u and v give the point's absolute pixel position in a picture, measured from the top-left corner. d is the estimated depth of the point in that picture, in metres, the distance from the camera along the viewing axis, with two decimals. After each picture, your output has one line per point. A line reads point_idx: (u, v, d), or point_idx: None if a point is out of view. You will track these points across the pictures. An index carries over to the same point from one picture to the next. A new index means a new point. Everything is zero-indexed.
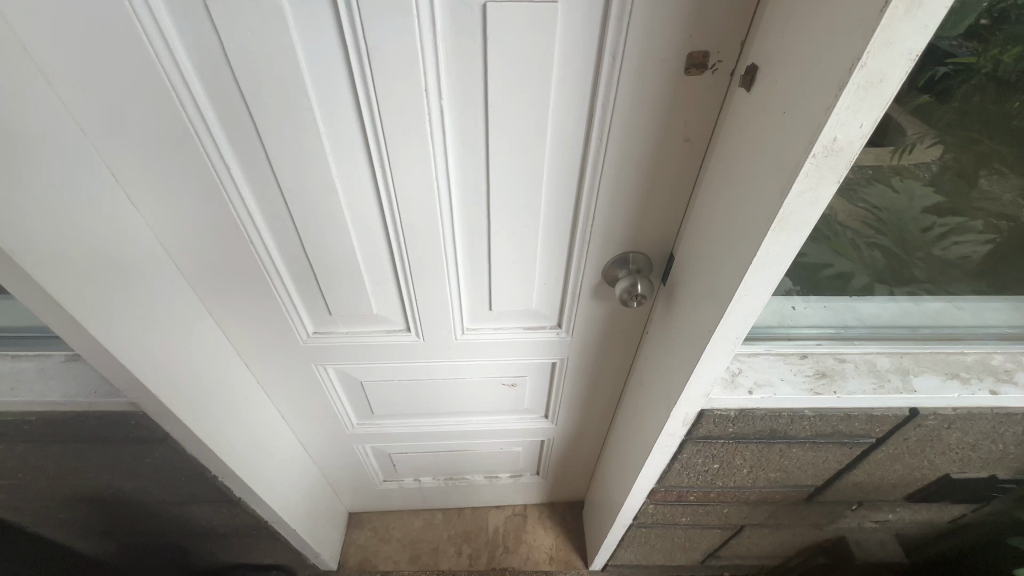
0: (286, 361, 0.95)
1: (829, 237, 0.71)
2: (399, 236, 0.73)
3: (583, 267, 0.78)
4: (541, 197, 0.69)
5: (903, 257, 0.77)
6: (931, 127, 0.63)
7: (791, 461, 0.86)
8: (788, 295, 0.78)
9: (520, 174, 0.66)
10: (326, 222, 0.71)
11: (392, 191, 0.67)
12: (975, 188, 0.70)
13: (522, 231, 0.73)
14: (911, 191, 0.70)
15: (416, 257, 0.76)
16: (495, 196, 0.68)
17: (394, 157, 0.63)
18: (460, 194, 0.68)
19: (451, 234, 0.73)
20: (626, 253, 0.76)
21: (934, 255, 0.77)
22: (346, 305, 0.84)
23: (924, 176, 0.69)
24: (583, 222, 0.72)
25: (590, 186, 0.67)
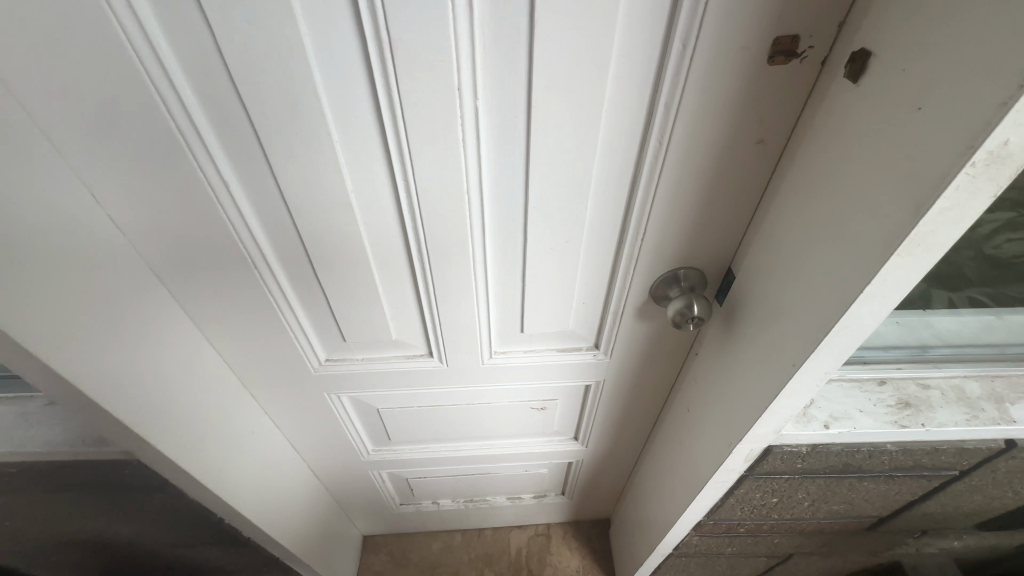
0: (295, 390, 0.87)
1: None
2: (424, 257, 0.65)
3: (628, 285, 0.70)
4: (585, 209, 0.60)
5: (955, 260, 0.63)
6: None
7: (860, 494, 0.77)
8: None
9: (565, 184, 0.57)
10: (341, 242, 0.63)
11: (417, 206, 0.58)
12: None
13: (562, 248, 0.65)
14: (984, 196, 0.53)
15: (441, 278, 0.68)
16: (534, 210, 0.60)
17: (420, 170, 0.54)
18: (493, 208, 0.60)
19: (481, 253, 0.65)
20: (678, 269, 0.68)
21: (984, 254, 0.65)
22: (362, 330, 0.76)
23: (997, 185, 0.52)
24: (632, 237, 0.63)
25: (643, 196, 0.59)
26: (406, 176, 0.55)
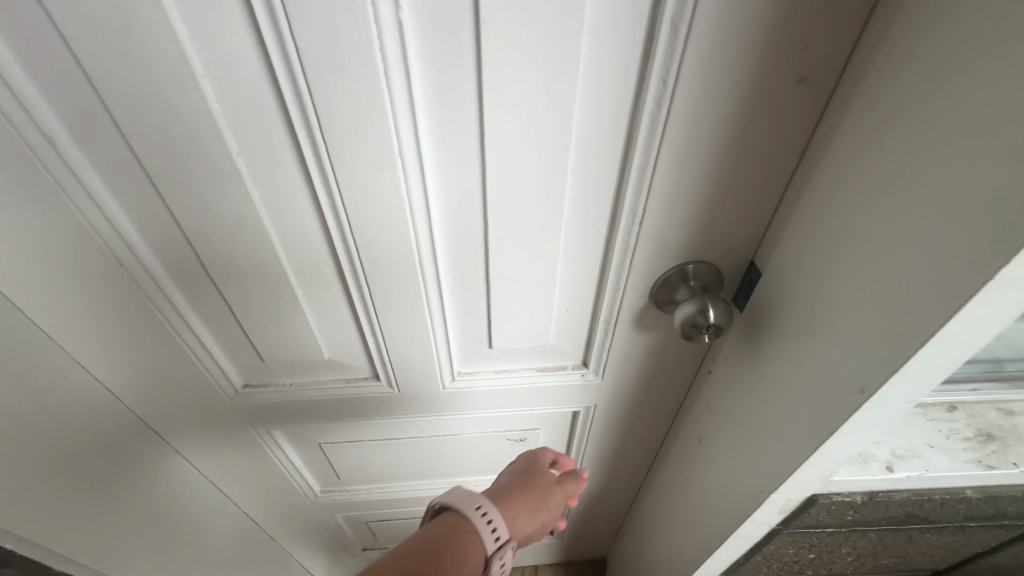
0: (212, 423, 0.70)
1: None
2: (353, 250, 0.49)
3: (624, 286, 0.54)
4: (565, 181, 0.45)
5: None
6: None
7: (918, 547, 0.61)
8: None
9: (536, 142, 0.42)
10: (239, 225, 0.47)
11: (337, 177, 0.43)
12: None
13: (537, 237, 0.49)
14: None
15: (380, 279, 0.52)
16: (497, 183, 0.45)
17: (336, 122, 0.39)
18: (442, 180, 0.44)
19: (431, 246, 0.49)
20: (686, 264, 0.53)
21: None
22: (285, 347, 0.60)
23: None
24: (628, 220, 0.48)
25: (643, 162, 0.44)
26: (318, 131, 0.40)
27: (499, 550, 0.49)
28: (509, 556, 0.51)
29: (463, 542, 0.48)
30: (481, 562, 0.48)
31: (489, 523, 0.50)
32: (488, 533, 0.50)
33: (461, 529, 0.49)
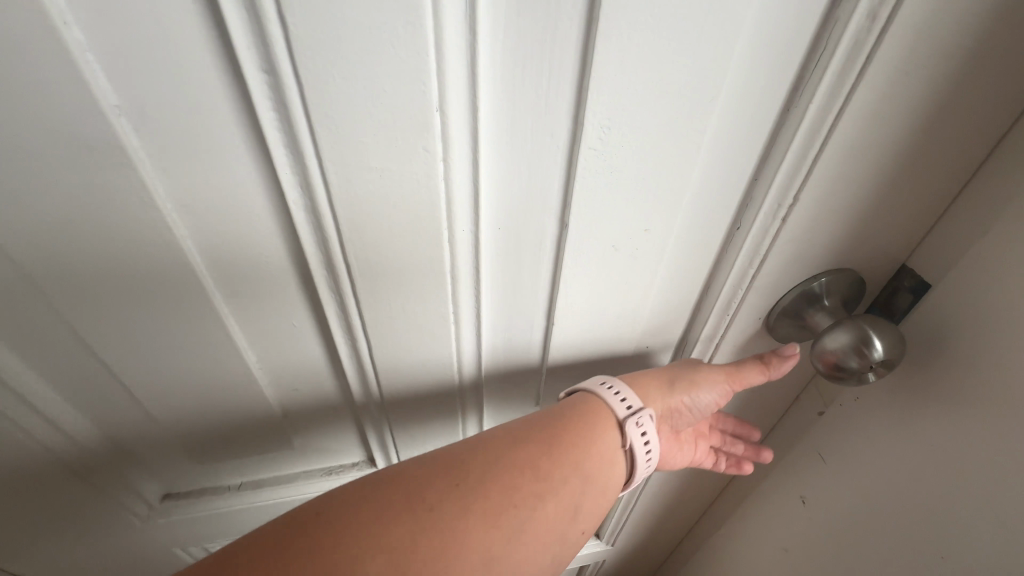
0: (102, 536, 0.47)
1: None
2: (347, 280, 0.30)
3: (735, 314, 0.38)
4: (694, 162, 0.28)
5: None
6: None
7: None
8: None
9: (670, 95, 0.24)
10: (132, 252, 0.27)
11: (316, 160, 0.23)
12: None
13: (631, 252, 0.32)
14: None
15: (387, 321, 0.33)
16: (596, 169, 0.26)
17: (312, 50, 0.20)
18: (499, 162, 0.26)
19: (472, 269, 0.31)
20: (818, 278, 0.37)
21: None
22: (229, 433, 0.40)
23: None
24: (767, 219, 0.32)
25: (816, 123, 0.27)
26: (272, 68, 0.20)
27: (629, 421, 0.36)
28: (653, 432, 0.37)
29: (588, 420, 0.36)
30: (611, 437, 0.36)
31: (618, 392, 0.37)
32: (615, 402, 0.37)
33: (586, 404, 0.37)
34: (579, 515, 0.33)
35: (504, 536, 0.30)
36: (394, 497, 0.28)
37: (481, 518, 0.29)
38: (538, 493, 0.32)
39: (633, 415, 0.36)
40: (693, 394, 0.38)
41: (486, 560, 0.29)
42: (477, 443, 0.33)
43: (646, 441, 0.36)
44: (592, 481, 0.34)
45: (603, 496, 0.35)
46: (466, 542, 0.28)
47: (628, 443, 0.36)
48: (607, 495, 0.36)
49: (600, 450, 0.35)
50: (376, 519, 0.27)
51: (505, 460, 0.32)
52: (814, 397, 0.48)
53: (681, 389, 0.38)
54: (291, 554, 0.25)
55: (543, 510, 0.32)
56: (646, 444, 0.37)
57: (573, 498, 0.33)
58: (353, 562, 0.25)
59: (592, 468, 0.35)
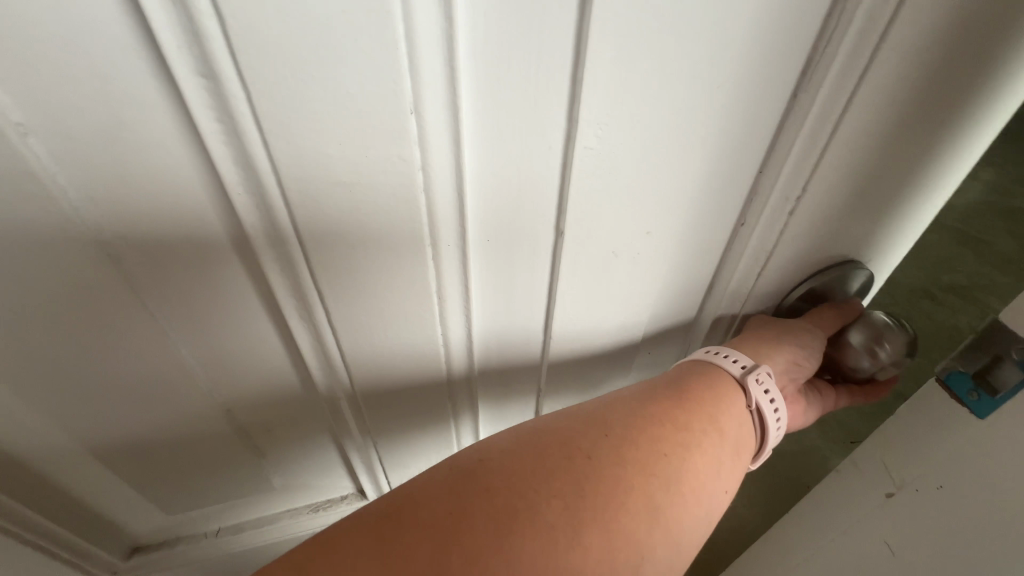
0: None
1: None
2: (319, 318, 0.26)
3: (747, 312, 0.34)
4: (701, 161, 0.25)
5: None
6: None
7: None
8: None
9: (667, 85, 0.21)
10: (56, 320, 0.22)
11: (269, 182, 0.20)
12: None
13: (634, 258, 0.28)
14: None
15: (365, 361, 0.29)
16: (593, 171, 0.23)
17: (244, 49, 0.16)
18: (483, 172, 0.22)
19: (461, 294, 0.27)
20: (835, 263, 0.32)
21: None
22: (206, 493, 0.35)
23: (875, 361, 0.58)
24: (774, 221, 0.28)
25: (826, 110, 0.24)
26: (198, 74, 0.17)
27: (750, 378, 0.29)
28: (780, 398, 0.30)
29: (709, 385, 0.29)
30: (735, 403, 0.29)
31: (727, 354, 0.30)
32: (733, 368, 0.30)
33: (698, 369, 0.30)
34: (725, 473, 0.27)
35: (653, 499, 0.24)
36: (544, 454, 0.24)
37: (628, 476, 0.24)
38: (678, 452, 0.26)
39: (753, 370, 0.29)
40: (803, 348, 0.32)
41: (642, 520, 0.23)
42: (603, 414, 0.27)
43: (774, 397, 0.29)
44: (734, 441, 0.28)
45: (740, 461, 0.28)
46: (623, 500, 0.23)
47: (754, 403, 0.29)
48: (743, 461, 0.28)
49: (736, 408, 0.29)
50: (537, 473, 0.23)
51: (639, 413, 0.27)
52: (875, 476, 0.31)
53: (791, 342, 0.31)
54: (464, 510, 0.22)
55: (688, 467, 0.26)
56: (773, 404, 0.30)
57: (716, 457, 0.27)
58: (525, 513, 0.22)
59: (726, 423, 0.28)
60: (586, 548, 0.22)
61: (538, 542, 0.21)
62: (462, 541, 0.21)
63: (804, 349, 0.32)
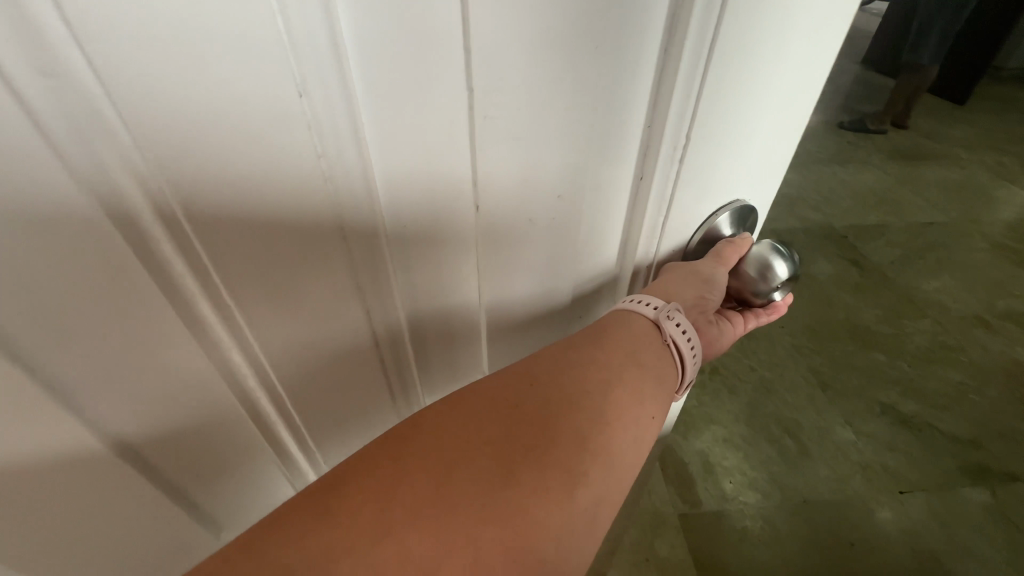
0: None
1: (843, 509, 0.59)
2: (232, 346, 0.22)
3: (657, 266, 0.31)
4: (619, 123, 0.23)
5: (845, 475, 0.62)
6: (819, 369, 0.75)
7: None
8: (875, 475, 0.62)
9: (554, 36, 0.19)
10: None
11: (142, 198, 0.17)
12: (833, 416, 0.68)
13: (560, 229, 0.26)
14: (892, 503, 0.60)
15: (288, 381, 0.25)
16: (499, 137, 0.21)
17: (49, 22, 0.13)
18: (380, 150, 0.20)
19: (375, 286, 0.24)
20: (721, 207, 0.29)
21: (851, 454, 0.64)
22: None
23: (901, 506, 0.60)
24: (665, 179, 0.25)
25: (739, 58, 0.22)
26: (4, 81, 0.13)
27: (663, 317, 0.28)
28: (689, 326, 0.29)
29: (624, 330, 0.28)
30: (652, 344, 0.28)
31: (640, 298, 0.29)
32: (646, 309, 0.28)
33: (614, 318, 0.28)
34: (648, 399, 0.26)
35: (583, 430, 0.24)
36: (463, 404, 0.24)
37: (553, 413, 0.24)
38: (603, 384, 0.25)
39: (665, 312, 0.28)
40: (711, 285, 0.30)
41: (577, 451, 0.23)
42: (533, 366, 0.25)
43: (685, 327, 0.28)
44: (654, 370, 0.27)
45: (663, 396, 0.27)
46: (544, 444, 0.23)
47: (668, 338, 0.28)
48: (666, 390, 0.28)
49: (653, 344, 0.28)
50: (459, 429, 0.23)
51: (560, 355, 0.26)
52: None
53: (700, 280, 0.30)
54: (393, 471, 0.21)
55: (617, 396, 0.25)
56: (687, 336, 0.29)
57: (641, 389, 0.26)
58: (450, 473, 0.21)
59: (642, 354, 0.27)
60: (521, 488, 0.21)
61: (475, 504, 0.21)
62: (412, 520, 0.20)
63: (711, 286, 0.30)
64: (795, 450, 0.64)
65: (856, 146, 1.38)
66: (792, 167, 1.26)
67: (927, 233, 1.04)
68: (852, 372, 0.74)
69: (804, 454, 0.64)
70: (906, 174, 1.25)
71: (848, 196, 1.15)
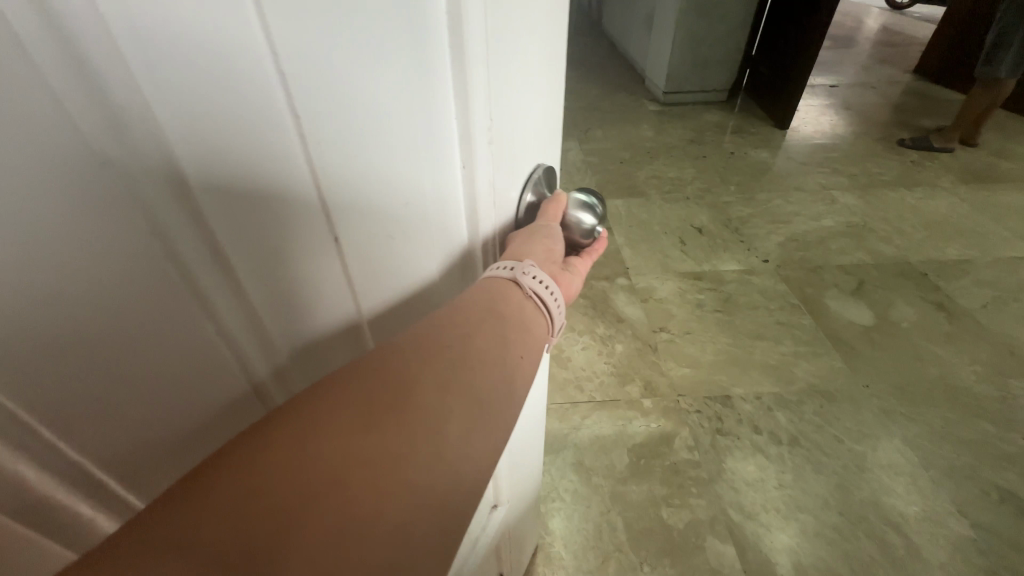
0: None
1: None
2: (1, 405, 0.16)
3: (502, 241, 0.24)
4: (446, 89, 0.17)
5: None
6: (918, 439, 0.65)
7: None
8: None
9: None
10: None
11: None
12: (943, 506, 0.58)
13: (408, 251, 0.20)
14: None
15: (102, 440, 0.18)
16: (336, 135, 0.15)
17: None
18: (188, 135, 0.13)
19: (236, 304, 0.17)
20: (536, 170, 0.24)
21: (970, 556, 0.54)
22: None
23: None
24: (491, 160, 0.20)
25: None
26: None
27: (519, 275, 0.22)
28: (544, 281, 0.23)
29: (474, 293, 0.22)
30: (515, 301, 0.22)
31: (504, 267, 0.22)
32: (498, 274, 0.22)
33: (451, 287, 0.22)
34: (515, 332, 0.22)
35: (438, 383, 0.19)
36: (287, 409, 0.17)
37: (393, 376, 0.19)
38: (457, 336, 0.20)
39: (526, 274, 0.22)
40: (546, 243, 0.23)
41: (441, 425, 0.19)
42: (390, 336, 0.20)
43: (547, 279, 0.22)
44: (521, 308, 0.22)
45: (531, 335, 0.22)
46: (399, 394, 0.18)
47: (530, 293, 0.22)
48: (538, 334, 0.23)
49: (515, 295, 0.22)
50: (274, 421, 0.17)
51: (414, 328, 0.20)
52: None
53: (535, 241, 0.23)
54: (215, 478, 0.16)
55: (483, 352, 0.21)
56: (548, 289, 0.23)
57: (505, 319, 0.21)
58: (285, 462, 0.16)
59: (507, 310, 0.22)
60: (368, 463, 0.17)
61: (321, 476, 0.16)
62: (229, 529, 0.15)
63: (549, 242, 0.24)
64: (902, 550, 0.55)
65: (925, 167, 1.26)
66: (856, 192, 1.16)
67: (1022, 271, 0.93)
68: (956, 445, 0.64)
69: (915, 554, 0.54)
70: (983, 199, 1.13)
71: (921, 225, 1.04)
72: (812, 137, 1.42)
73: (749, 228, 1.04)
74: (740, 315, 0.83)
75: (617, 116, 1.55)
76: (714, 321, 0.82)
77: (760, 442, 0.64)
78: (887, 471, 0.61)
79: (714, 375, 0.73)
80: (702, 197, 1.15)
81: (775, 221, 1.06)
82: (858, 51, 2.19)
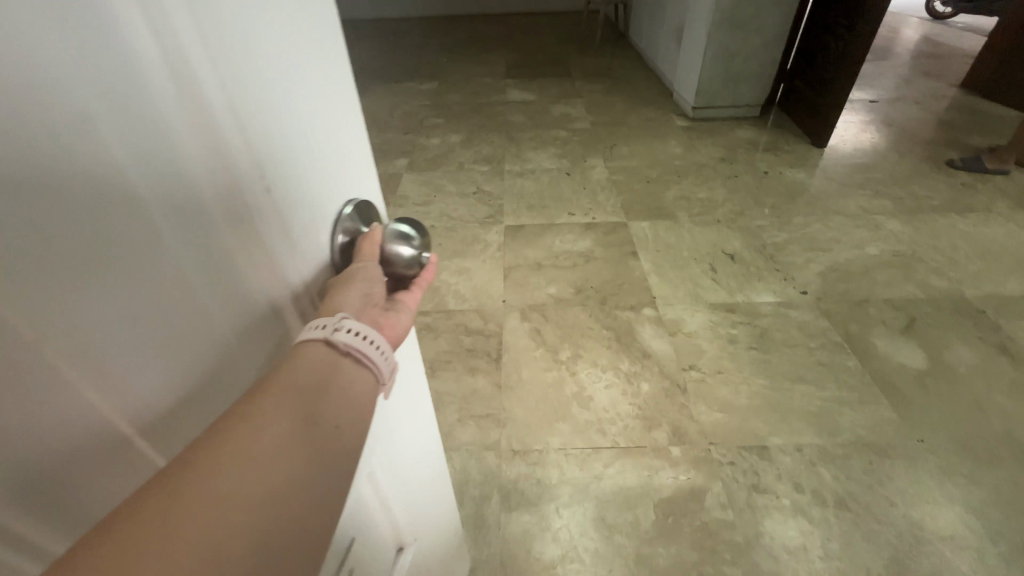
0: None
1: None
2: None
3: (316, 293, 0.21)
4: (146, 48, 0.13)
5: None
6: (985, 506, 0.58)
7: None
8: None
9: None
10: None
11: None
12: None
13: (181, 299, 0.15)
14: None
15: None
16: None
17: None
18: None
19: None
20: (343, 209, 0.22)
21: None
22: None
23: None
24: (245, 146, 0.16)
25: None
26: None
27: (332, 337, 0.18)
28: (357, 338, 0.19)
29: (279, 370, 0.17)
30: (326, 368, 0.18)
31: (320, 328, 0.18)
32: (306, 341, 0.18)
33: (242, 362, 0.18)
34: (338, 402, 0.18)
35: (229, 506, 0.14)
36: None
37: (167, 521, 0.13)
38: (257, 427, 0.16)
39: (330, 325, 0.18)
40: (356, 289, 0.20)
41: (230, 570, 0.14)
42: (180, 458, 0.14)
43: (364, 330, 0.19)
44: (343, 372, 0.18)
45: (360, 399, 0.18)
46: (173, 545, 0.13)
47: (345, 348, 0.18)
48: (367, 398, 0.19)
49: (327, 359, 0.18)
50: None
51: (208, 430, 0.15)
52: None
53: (343, 290, 0.20)
54: None
55: (299, 456, 0.16)
56: (369, 344, 0.19)
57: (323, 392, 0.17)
58: None
59: (326, 379, 0.18)
60: None
61: None
62: None
63: (362, 288, 0.20)
64: None
65: (978, 190, 1.17)
66: (902, 217, 1.08)
67: None
68: None
69: None
70: None
71: (976, 255, 0.96)
72: (852, 156, 1.34)
73: (786, 255, 0.98)
74: (777, 353, 0.77)
75: (643, 132, 1.50)
76: (748, 360, 0.76)
77: (802, 503, 0.58)
78: (950, 544, 0.55)
79: (749, 421, 0.68)
80: (733, 220, 1.09)
81: (814, 249, 0.99)
82: (897, 62, 2.10)
